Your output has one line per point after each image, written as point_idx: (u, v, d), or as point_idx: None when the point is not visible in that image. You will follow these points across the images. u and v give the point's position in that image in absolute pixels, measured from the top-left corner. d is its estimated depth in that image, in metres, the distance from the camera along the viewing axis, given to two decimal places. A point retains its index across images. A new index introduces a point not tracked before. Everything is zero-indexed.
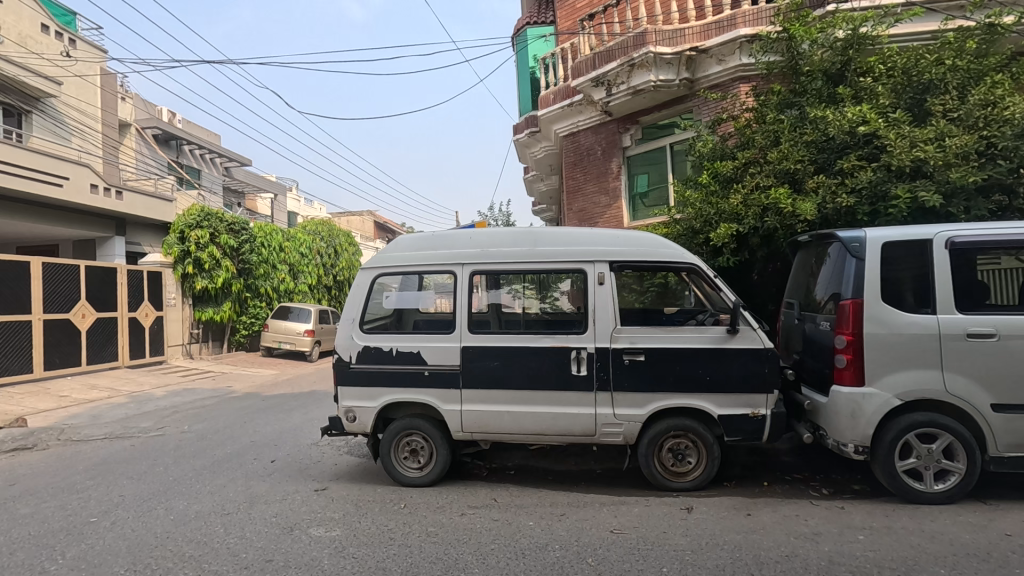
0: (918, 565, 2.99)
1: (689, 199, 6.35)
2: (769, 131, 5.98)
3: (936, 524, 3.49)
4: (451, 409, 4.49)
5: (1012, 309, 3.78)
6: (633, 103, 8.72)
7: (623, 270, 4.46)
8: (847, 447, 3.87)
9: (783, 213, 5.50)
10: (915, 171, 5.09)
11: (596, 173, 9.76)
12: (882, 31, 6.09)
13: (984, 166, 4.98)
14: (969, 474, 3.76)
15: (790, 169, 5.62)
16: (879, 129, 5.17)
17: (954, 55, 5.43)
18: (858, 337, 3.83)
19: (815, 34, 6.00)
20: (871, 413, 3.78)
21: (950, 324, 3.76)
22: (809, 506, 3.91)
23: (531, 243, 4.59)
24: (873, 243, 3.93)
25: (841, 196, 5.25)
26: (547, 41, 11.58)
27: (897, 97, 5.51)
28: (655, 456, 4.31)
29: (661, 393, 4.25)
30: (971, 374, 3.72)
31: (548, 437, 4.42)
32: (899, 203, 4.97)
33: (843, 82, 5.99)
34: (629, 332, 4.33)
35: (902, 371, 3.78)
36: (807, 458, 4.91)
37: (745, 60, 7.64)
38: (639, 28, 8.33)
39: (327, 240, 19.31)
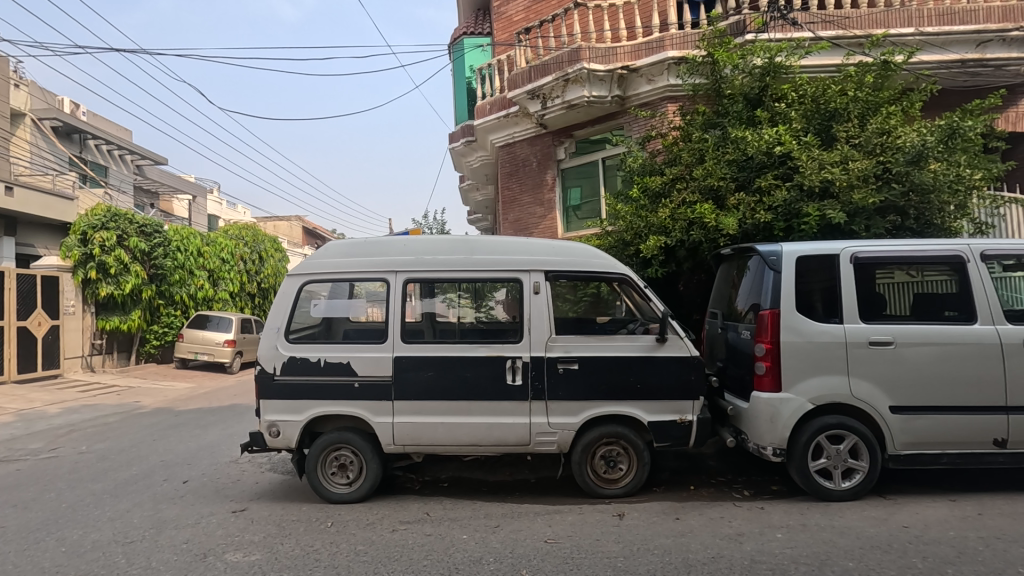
0: (830, 559, 3.18)
1: (620, 212, 6.55)
2: (695, 149, 6.29)
3: (845, 520, 3.73)
4: (383, 421, 4.35)
5: (906, 319, 4.13)
6: (567, 117, 8.92)
7: (557, 280, 4.50)
8: (766, 449, 4.09)
9: (708, 227, 5.81)
10: (824, 192, 5.51)
11: (531, 184, 9.88)
12: (795, 61, 6.57)
13: (882, 189, 5.48)
14: (872, 472, 4.06)
15: (714, 186, 5.94)
16: (793, 151, 5.54)
17: (855, 86, 5.91)
18: (776, 345, 4.07)
19: (736, 60, 6.38)
20: (787, 416, 4.02)
21: (855, 332, 4.07)
22: (732, 507, 4.08)
23: (467, 252, 4.54)
24: (788, 256, 4.20)
25: (760, 212, 5.62)
26: (483, 52, 11.66)
27: (808, 122, 5.93)
28: (588, 463, 4.36)
29: (595, 401, 4.32)
30: (873, 379, 4.04)
31: (482, 448, 4.37)
32: (811, 221, 5.37)
33: (760, 105, 6.39)
34: (563, 340, 4.38)
35: (814, 377, 4.04)
36: (730, 461, 5.14)
37: (672, 81, 8.00)
38: (573, 44, 8.55)
39: (251, 245, 18.37)
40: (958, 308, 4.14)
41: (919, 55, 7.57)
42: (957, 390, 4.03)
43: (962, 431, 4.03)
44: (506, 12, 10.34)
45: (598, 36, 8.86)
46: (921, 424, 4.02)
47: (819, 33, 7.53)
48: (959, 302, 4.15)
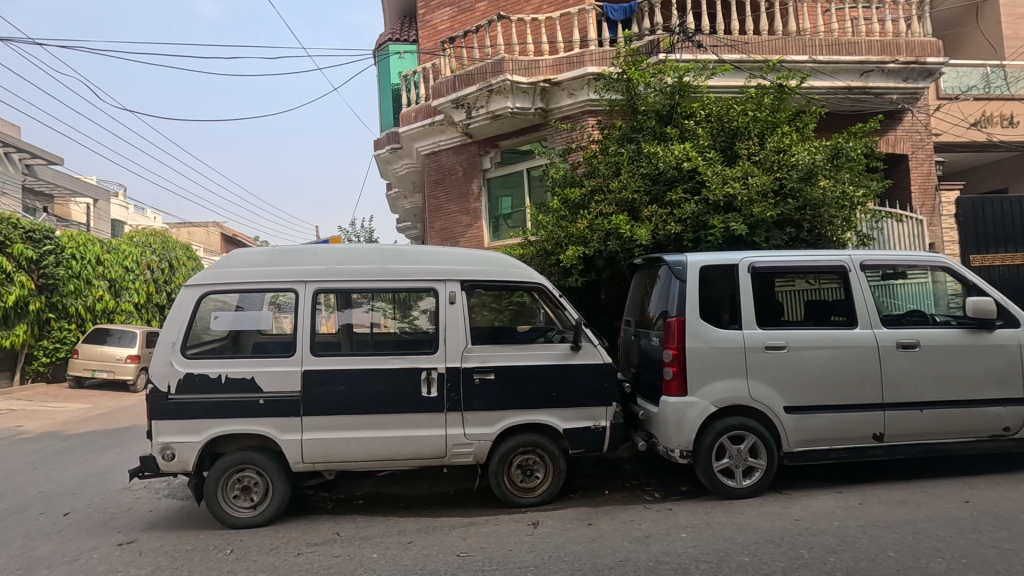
0: (727, 555, 3.33)
1: (542, 223, 6.69)
2: (611, 162, 6.53)
3: (744, 517, 3.93)
4: (290, 438, 4.14)
5: (798, 324, 4.45)
6: (491, 128, 8.98)
7: (474, 290, 4.49)
8: (674, 452, 4.26)
9: (623, 238, 6.01)
10: (728, 205, 5.84)
11: (457, 194, 9.84)
12: (702, 81, 6.95)
13: (779, 203, 5.87)
14: (769, 469, 4.32)
15: (629, 199, 6.17)
16: (699, 166, 5.85)
17: (755, 107, 6.32)
18: (681, 351, 4.26)
19: (648, 79, 6.67)
20: (692, 419, 4.21)
21: (752, 337, 4.32)
22: (642, 510, 4.20)
23: (381, 261, 4.43)
24: (692, 266, 4.42)
25: (670, 224, 5.89)
26: (408, 59, 11.55)
27: (713, 140, 6.30)
28: (504, 473, 4.35)
29: (511, 410, 4.32)
30: (769, 381, 4.30)
31: (397, 462, 4.25)
32: (716, 232, 5.68)
33: (670, 122, 6.71)
34: (480, 350, 4.36)
35: (717, 380, 4.26)
36: (645, 464, 5.30)
37: (592, 96, 8.27)
38: (497, 55, 8.64)
39: (160, 253, 17.13)
40: (843, 313, 4.49)
41: (812, 80, 8.24)
42: (844, 389, 4.35)
43: (847, 427, 4.36)
44: (432, 21, 10.31)
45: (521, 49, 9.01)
46: (813, 422, 4.32)
47: (724, 56, 8.06)
48: (844, 308, 4.49)
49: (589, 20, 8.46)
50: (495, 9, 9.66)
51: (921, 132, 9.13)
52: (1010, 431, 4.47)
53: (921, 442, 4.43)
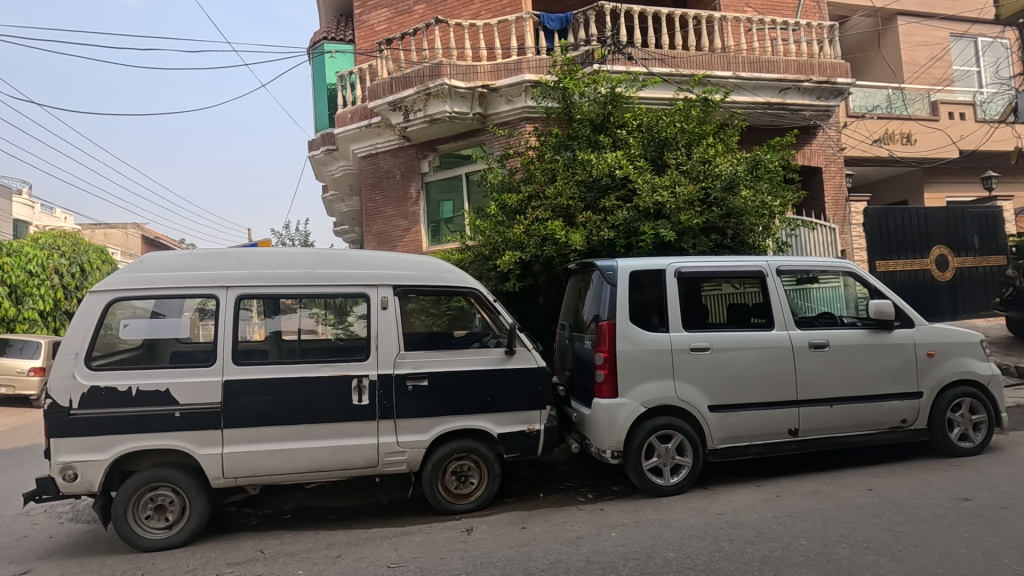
0: (654, 552, 3.44)
1: (480, 227, 6.71)
2: (548, 169, 6.64)
3: (671, 514, 4.06)
4: (209, 453, 3.92)
5: (720, 326, 4.65)
6: (429, 131, 8.91)
7: (407, 295, 4.42)
8: (606, 453, 4.36)
9: (559, 243, 6.12)
10: (658, 212, 6.06)
11: (395, 197, 9.67)
12: (633, 92, 7.19)
13: (705, 211, 6.14)
14: (695, 466, 4.49)
15: (564, 205, 6.30)
16: (630, 174, 6.05)
17: (682, 119, 6.59)
18: (612, 354, 4.38)
19: (583, 88, 6.84)
20: (623, 420, 4.33)
21: (679, 339, 4.49)
22: (575, 512, 4.26)
23: (310, 265, 4.28)
24: (622, 271, 4.55)
25: (604, 230, 6.04)
26: (345, 60, 11.28)
27: (644, 149, 6.53)
28: (439, 480, 4.29)
29: (445, 416, 4.28)
30: (695, 381, 4.48)
31: (326, 473, 4.11)
32: (646, 238, 5.88)
33: (604, 130, 6.90)
34: (412, 356, 4.30)
35: (646, 382, 4.40)
36: (579, 466, 5.39)
37: (529, 103, 8.40)
38: (434, 59, 8.59)
39: (70, 257, 15.70)
40: (762, 315, 4.74)
41: (735, 94, 8.71)
42: (763, 388, 4.59)
43: (766, 423, 4.60)
44: (368, 21, 10.12)
45: (459, 54, 9.02)
46: (735, 420, 4.53)
47: (654, 69, 8.40)
48: (763, 310, 4.75)
49: (527, 28, 8.59)
50: (433, 12, 9.63)
51: (833, 147, 9.81)
52: (908, 423, 4.86)
53: (832, 436, 4.74)
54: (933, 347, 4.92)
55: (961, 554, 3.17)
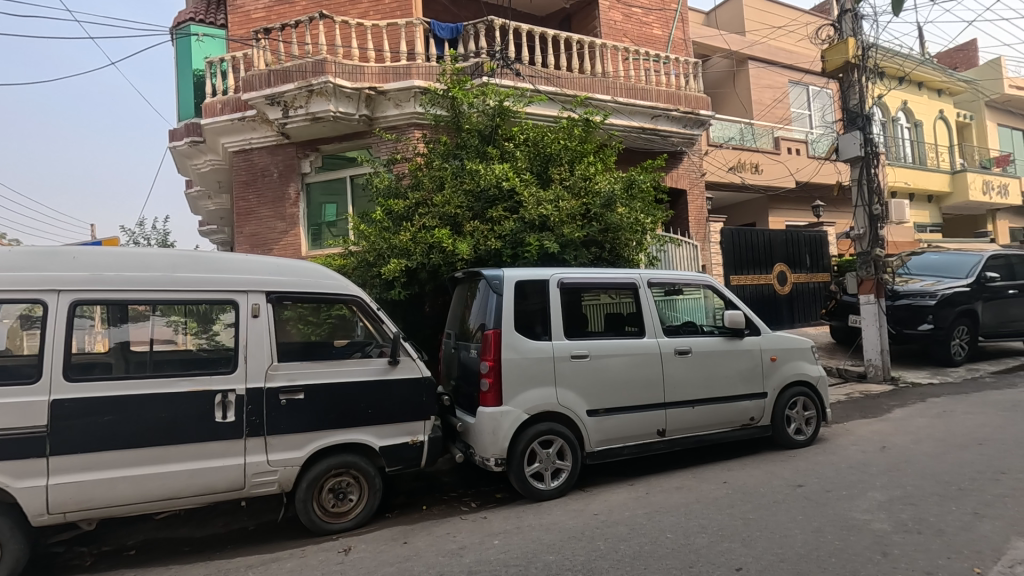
0: (535, 556, 3.51)
1: (364, 233, 6.52)
2: (436, 177, 6.64)
3: (551, 517, 4.18)
4: (31, 486, 3.34)
5: (598, 334, 4.90)
6: (311, 130, 8.47)
7: (282, 303, 4.13)
8: (490, 461, 4.40)
9: (446, 251, 6.10)
10: (542, 225, 6.26)
11: (271, 197, 9.01)
12: (520, 107, 7.40)
13: (586, 226, 6.47)
14: (574, 469, 4.67)
15: (452, 213, 6.32)
16: (517, 187, 6.20)
17: (566, 136, 6.88)
18: (497, 362, 4.44)
19: (472, 99, 6.92)
20: (506, 428, 4.39)
21: (560, 347, 4.66)
22: (458, 522, 4.23)
23: (166, 268, 3.82)
24: (508, 280, 4.64)
25: (491, 239, 6.13)
26: (217, 46, 10.38)
27: (529, 163, 6.75)
28: (314, 499, 4.02)
29: (323, 431, 4.03)
30: (575, 388, 4.67)
31: (181, 500, 3.68)
32: (532, 249, 6.02)
33: (492, 142, 7.02)
34: (287, 368, 4.01)
35: (529, 389, 4.50)
36: (463, 476, 5.37)
37: (418, 109, 8.32)
38: (318, 55, 8.22)
39: None
40: (636, 324, 5.07)
41: (613, 117, 9.34)
42: (636, 392, 4.90)
43: (638, 425, 4.91)
44: (244, 7, 9.42)
45: (346, 52, 8.70)
46: (611, 423, 4.79)
47: (541, 87, 8.75)
48: (636, 319, 5.08)
49: (417, 34, 8.53)
50: (318, 6, 9.21)
51: (696, 172, 10.83)
52: (756, 421, 5.47)
53: (694, 434, 5.19)
54: (775, 352, 5.59)
55: (796, 534, 3.61)
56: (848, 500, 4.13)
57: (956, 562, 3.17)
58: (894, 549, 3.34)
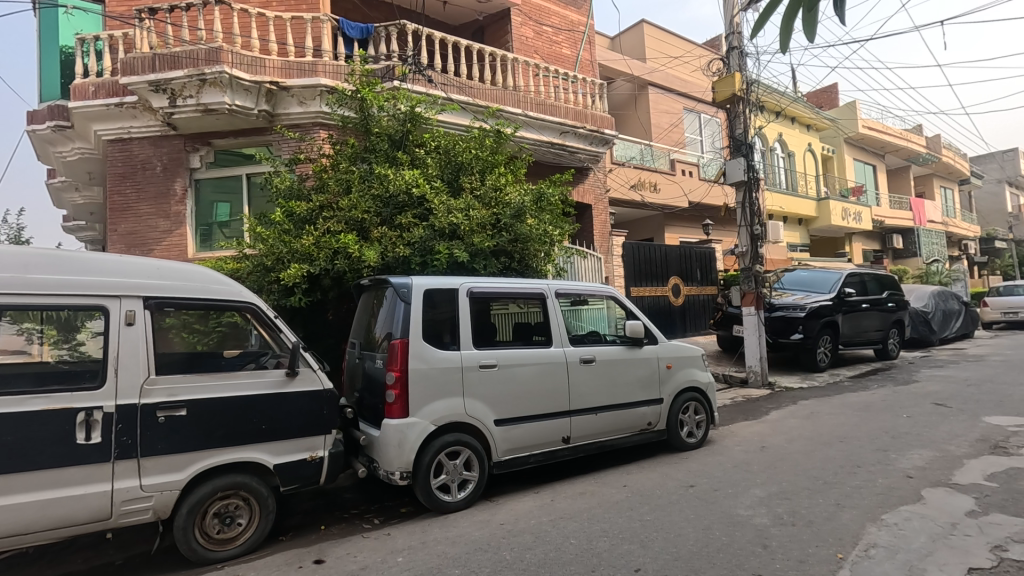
0: (440, 572, 3.43)
1: (261, 235, 6.13)
2: (342, 180, 6.40)
3: (457, 530, 4.13)
4: None
5: (507, 343, 4.94)
6: (203, 122, 7.83)
7: (163, 310, 3.75)
8: (394, 475, 4.26)
9: (351, 258, 5.87)
10: (452, 233, 6.21)
11: (153, 193, 8.19)
12: (432, 114, 7.33)
13: (495, 235, 6.51)
14: (480, 480, 4.64)
15: (359, 218, 6.11)
16: (427, 194, 6.12)
17: (477, 145, 6.90)
18: (404, 373, 4.33)
19: (382, 102, 6.75)
20: (412, 440, 4.28)
21: (469, 356, 4.63)
22: (360, 541, 4.05)
23: (17, 268, 3.31)
24: (416, 288, 4.55)
25: (399, 246, 5.99)
26: (92, 22, 9.32)
27: (440, 171, 6.70)
28: (196, 526, 3.67)
29: (208, 451, 3.68)
30: (483, 397, 4.65)
31: (31, 536, 3.19)
32: (441, 258, 5.94)
33: (402, 147, 6.88)
34: (167, 381, 3.62)
35: (437, 400, 4.43)
36: (365, 491, 5.16)
37: (324, 109, 7.97)
38: (212, 42, 7.65)
39: None
40: (543, 333, 5.16)
41: (523, 130, 9.52)
42: (543, 401, 4.98)
43: (544, 433, 4.98)
44: None
45: (244, 42, 8.16)
46: (518, 432, 4.82)
47: (453, 95, 8.73)
48: (544, 328, 5.18)
49: (324, 31, 8.20)
50: None
51: (601, 188, 11.30)
52: (652, 425, 5.76)
53: (596, 440, 5.36)
54: (670, 360, 5.94)
55: (688, 532, 3.84)
56: (733, 497, 4.47)
57: (823, 549, 3.51)
58: (772, 541, 3.66)
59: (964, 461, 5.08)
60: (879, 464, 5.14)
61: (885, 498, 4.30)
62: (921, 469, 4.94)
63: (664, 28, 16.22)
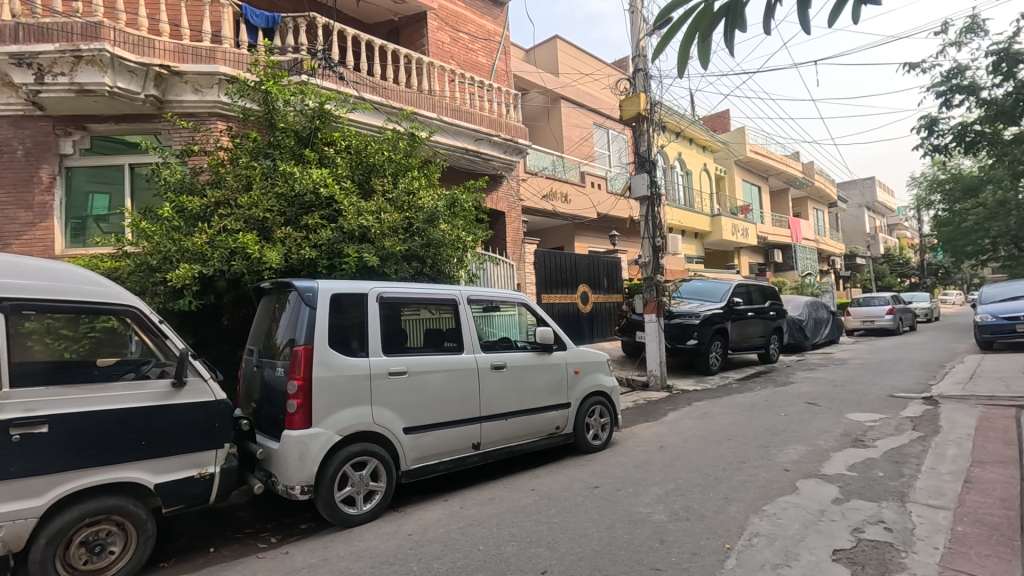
0: None
1: (146, 231, 5.62)
2: (242, 175, 6.00)
3: (362, 544, 3.98)
4: None
5: (417, 350, 4.85)
6: (78, 104, 7.03)
7: (23, 313, 3.31)
8: (295, 489, 4.04)
9: (250, 259, 5.50)
10: (362, 236, 6.02)
11: (13, 179, 7.21)
12: (343, 112, 7.08)
13: (407, 240, 6.38)
14: (388, 490, 4.51)
15: (260, 217, 5.76)
16: (336, 195, 5.89)
17: (390, 148, 6.74)
18: (307, 381, 4.13)
19: (288, 97, 6.43)
20: (315, 452, 4.08)
21: (378, 363, 4.50)
22: (254, 562, 3.79)
23: None
24: (323, 293, 4.36)
25: (304, 248, 5.71)
26: None
27: (351, 171, 6.47)
28: (57, 558, 3.21)
29: (75, 472, 3.27)
30: (392, 406, 4.53)
31: None
32: (350, 261, 5.75)
33: (310, 145, 6.58)
34: (24, 394, 3.19)
35: (343, 409, 4.26)
36: (261, 508, 4.83)
37: (222, 98, 7.44)
38: (91, 16, 6.93)
39: None
40: (454, 339, 5.13)
41: (438, 134, 9.43)
42: (454, 408, 4.94)
43: (454, 441, 4.94)
44: None
45: (130, 19, 7.43)
46: (428, 440, 4.74)
47: (365, 95, 8.49)
48: (455, 335, 5.15)
49: (225, 16, 7.69)
50: None
51: (513, 197, 11.47)
52: (560, 429, 5.89)
53: (505, 446, 5.40)
54: (578, 365, 6.12)
55: (592, 532, 3.97)
56: (634, 496, 4.69)
57: (713, 541, 3.78)
58: (668, 536, 3.88)
59: (831, 454, 5.69)
60: (761, 459, 5.63)
61: (766, 490, 4.71)
62: (795, 462, 5.47)
63: (577, 45, 16.84)
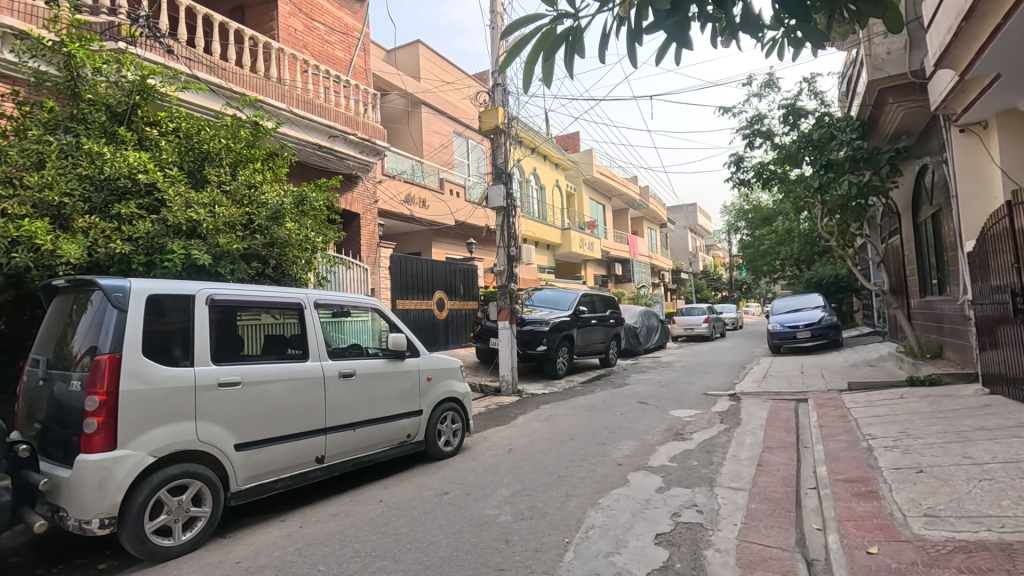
0: None
1: None
2: (30, 151, 5.00)
3: None
4: None
5: (255, 358, 4.45)
6: None
7: None
8: (92, 524, 3.44)
9: (40, 251, 4.58)
10: (191, 231, 5.37)
11: None
12: (171, 90, 6.25)
13: (247, 237, 5.82)
14: (213, 515, 4.02)
15: (55, 201, 4.84)
16: (158, 182, 5.19)
17: (229, 135, 6.11)
18: (113, 396, 3.56)
19: (99, 65, 5.52)
20: (120, 478, 3.52)
21: (204, 374, 4.03)
22: None
23: None
24: (136, 294, 3.79)
25: (115, 242, 4.91)
26: None
27: (179, 157, 5.75)
28: None
29: None
30: (220, 420, 4.07)
31: None
32: (174, 259, 5.06)
33: (126, 124, 5.72)
34: None
35: (158, 427, 3.73)
36: (43, 550, 4.03)
37: (7, 56, 6.16)
38: None
39: None
40: (299, 346, 4.79)
41: (285, 126, 8.77)
42: (296, 419, 4.58)
43: (295, 455, 4.58)
44: None
45: None
46: (263, 456, 4.33)
47: (200, 74, 7.63)
48: (300, 341, 4.81)
49: None
50: None
51: (369, 199, 11.07)
52: (411, 437, 5.77)
53: (353, 457, 5.14)
54: (431, 372, 6.08)
55: (440, 539, 3.95)
56: (482, 499, 4.77)
57: (554, 536, 3.98)
58: (513, 535, 4.00)
59: (657, 447, 6.35)
60: (599, 455, 6.09)
61: (602, 485, 5.09)
62: (627, 457, 6.00)
63: (438, 53, 16.91)
